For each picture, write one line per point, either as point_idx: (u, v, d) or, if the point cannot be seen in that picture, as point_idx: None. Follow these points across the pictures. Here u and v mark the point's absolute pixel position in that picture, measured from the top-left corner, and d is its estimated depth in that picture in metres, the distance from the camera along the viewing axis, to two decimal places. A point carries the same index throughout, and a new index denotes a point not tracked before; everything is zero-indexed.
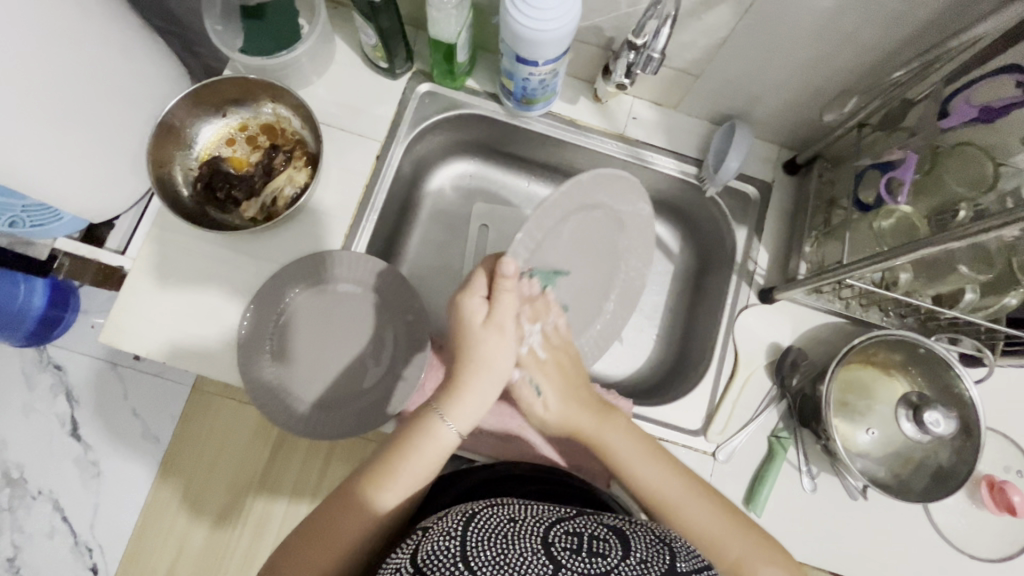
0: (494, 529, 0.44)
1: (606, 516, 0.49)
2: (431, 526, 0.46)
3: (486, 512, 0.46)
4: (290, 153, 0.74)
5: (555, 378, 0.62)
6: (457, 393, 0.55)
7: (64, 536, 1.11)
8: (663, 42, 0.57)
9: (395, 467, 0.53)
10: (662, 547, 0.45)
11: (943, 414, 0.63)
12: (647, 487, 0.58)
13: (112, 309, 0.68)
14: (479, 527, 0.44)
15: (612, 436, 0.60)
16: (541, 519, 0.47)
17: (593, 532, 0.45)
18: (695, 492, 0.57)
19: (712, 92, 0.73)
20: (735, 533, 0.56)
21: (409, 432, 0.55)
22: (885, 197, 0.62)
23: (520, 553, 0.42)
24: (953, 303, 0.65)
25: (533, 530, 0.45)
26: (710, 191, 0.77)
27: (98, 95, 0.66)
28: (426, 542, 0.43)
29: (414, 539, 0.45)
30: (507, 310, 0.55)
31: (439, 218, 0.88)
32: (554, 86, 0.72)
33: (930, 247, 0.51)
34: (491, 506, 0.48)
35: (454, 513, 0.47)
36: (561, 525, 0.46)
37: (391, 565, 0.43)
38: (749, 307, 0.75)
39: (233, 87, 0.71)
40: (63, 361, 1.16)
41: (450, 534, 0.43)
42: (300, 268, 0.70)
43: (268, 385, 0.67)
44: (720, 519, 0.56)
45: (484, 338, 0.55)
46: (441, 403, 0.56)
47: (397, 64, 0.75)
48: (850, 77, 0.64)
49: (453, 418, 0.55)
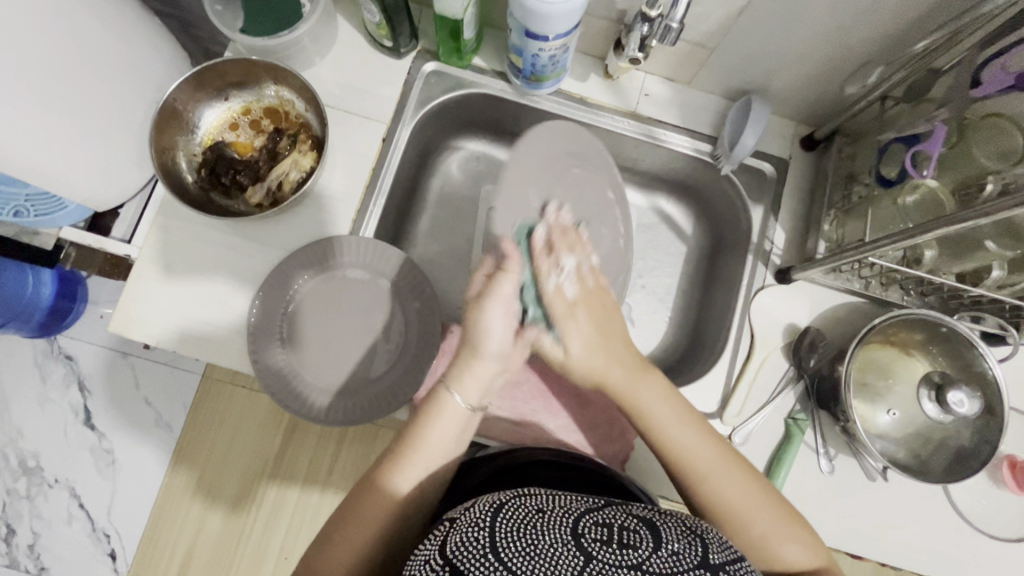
0: (522, 520, 0.43)
1: (636, 508, 0.48)
2: (458, 516, 0.46)
3: (513, 504, 0.45)
4: (294, 137, 0.73)
5: (585, 325, 0.59)
6: (454, 368, 0.57)
7: (82, 522, 1.12)
8: (684, 10, 0.55)
9: (413, 445, 0.54)
10: (695, 539, 0.44)
11: (967, 394, 0.62)
12: (674, 450, 0.56)
13: (121, 298, 0.68)
14: (508, 517, 0.43)
15: (643, 392, 0.58)
16: (569, 509, 0.45)
17: (622, 523, 0.44)
18: (727, 463, 0.55)
19: (728, 66, 0.71)
20: (763, 509, 0.53)
21: (421, 410, 0.57)
22: (911, 171, 0.60)
23: (549, 546, 0.41)
24: (978, 280, 0.63)
25: (562, 519, 0.44)
26: (724, 169, 0.75)
27: (97, 81, 0.64)
28: (455, 533, 0.43)
29: (442, 529, 0.45)
30: (501, 291, 0.56)
31: (448, 201, 0.86)
32: (565, 63, 0.70)
33: (958, 224, 0.49)
34: (519, 497, 0.47)
35: (482, 503, 0.46)
36: (589, 516, 0.44)
37: (420, 556, 0.43)
38: (766, 288, 0.74)
39: (235, 70, 0.69)
40: (74, 351, 1.17)
41: (479, 525, 0.43)
42: (306, 254, 0.69)
43: (280, 373, 0.67)
44: (745, 489, 0.54)
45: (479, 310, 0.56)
46: (449, 377, 0.57)
47: (402, 42, 0.73)
48: (873, 46, 0.61)
49: (457, 388, 0.57)
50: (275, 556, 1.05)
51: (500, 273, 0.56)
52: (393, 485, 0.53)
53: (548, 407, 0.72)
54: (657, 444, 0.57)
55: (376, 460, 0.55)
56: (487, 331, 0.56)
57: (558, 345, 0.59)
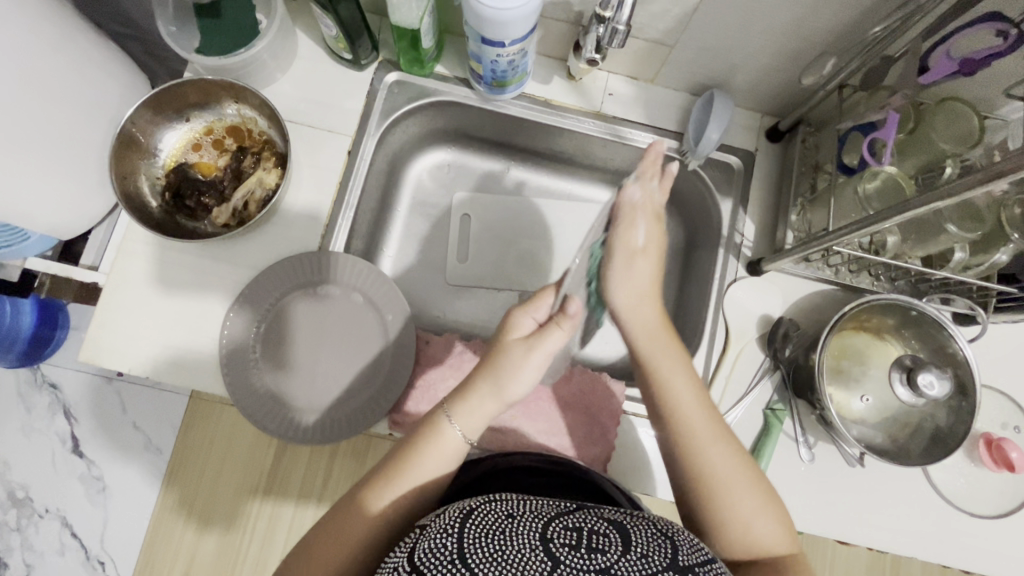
0: (490, 526, 0.43)
1: (607, 511, 0.48)
2: (429, 522, 0.46)
3: (482, 509, 0.45)
4: (258, 155, 0.72)
5: (653, 261, 0.57)
6: (466, 398, 0.55)
7: (75, 552, 1.11)
8: (628, 11, 0.55)
9: (405, 463, 0.54)
10: (664, 541, 0.44)
11: (936, 376, 0.62)
12: (682, 411, 0.55)
13: (91, 325, 0.67)
14: (476, 523, 0.44)
15: (658, 354, 0.57)
16: (541, 513, 0.46)
17: (593, 527, 0.44)
18: (727, 443, 0.54)
19: (689, 62, 0.71)
20: (748, 490, 0.52)
21: (418, 433, 0.55)
22: (870, 160, 0.60)
23: (516, 551, 0.41)
24: (944, 263, 0.64)
25: (531, 524, 0.44)
26: (692, 164, 0.76)
27: (54, 109, 0.63)
28: (424, 540, 0.43)
29: (413, 536, 0.45)
30: (546, 345, 0.54)
31: (420, 210, 0.86)
32: (525, 67, 0.70)
33: (911, 210, 0.50)
34: (489, 501, 0.47)
35: (453, 509, 0.46)
36: (560, 520, 0.45)
37: (389, 564, 0.43)
38: (738, 281, 0.74)
39: (194, 90, 0.68)
40: (57, 379, 1.15)
41: (448, 531, 0.43)
42: (289, 269, 0.69)
43: (257, 394, 0.67)
44: (740, 471, 0.53)
45: (524, 350, 0.55)
46: (448, 404, 0.56)
47: (362, 55, 0.72)
48: (827, 36, 0.62)
49: (458, 419, 0.55)
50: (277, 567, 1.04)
51: (552, 325, 0.55)
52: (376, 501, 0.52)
53: (527, 411, 0.72)
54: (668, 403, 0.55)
55: (366, 475, 0.55)
56: (519, 378, 0.55)
57: (628, 276, 0.56)
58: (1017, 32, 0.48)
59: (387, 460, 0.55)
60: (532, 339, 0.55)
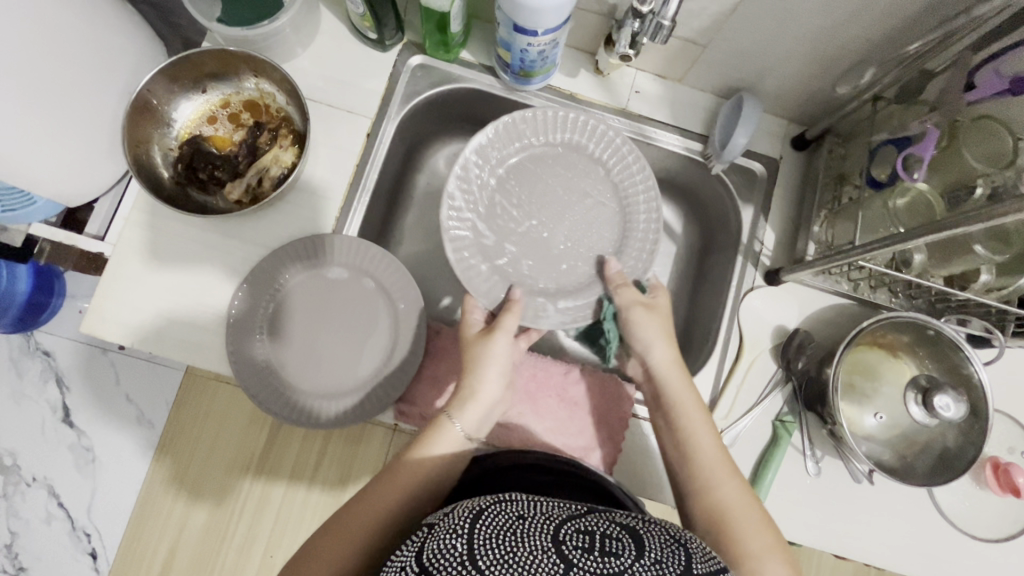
0: (501, 527, 0.42)
1: (619, 515, 0.47)
2: (437, 522, 0.45)
3: (493, 509, 0.44)
4: (275, 132, 0.70)
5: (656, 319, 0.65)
6: (460, 399, 0.61)
7: (61, 522, 1.10)
8: (676, 7, 0.53)
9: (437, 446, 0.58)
10: (678, 547, 0.43)
11: (953, 398, 0.62)
12: (697, 447, 0.58)
13: (95, 296, 0.65)
14: (487, 524, 0.43)
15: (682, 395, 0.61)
16: (551, 516, 0.45)
17: (605, 531, 0.43)
18: (741, 482, 0.56)
19: (720, 63, 0.70)
20: (760, 527, 0.53)
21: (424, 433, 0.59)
22: (902, 173, 0.59)
23: (528, 553, 0.40)
24: (966, 284, 0.63)
25: (543, 526, 0.43)
26: (716, 168, 0.74)
27: (65, 69, 0.61)
28: (432, 540, 0.42)
29: (420, 535, 0.44)
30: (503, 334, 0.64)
31: (435, 197, 0.84)
32: (555, 58, 0.68)
33: (949, 231, 0.49)
34: (499, 502, 0.46)
35: (461, 510, 0.45)
36: (571, 523, 0.44)
37: (395, 563, 0.42)
38: (755, 289, 0.73)
39: (213, 61, 0.66)
40: (50, 347, 1.13)
41: (457, 532, 0.42)
42: (288, 253, 0.67)
43: (259, 377, 0.65)
44: (750, 509, 0.54)
45: (481, 340, 0.64)
46: (451, 408, 0.60)
47: (387, 35, 0.70)
48: (867, 48, 0.61)
49: (462, 418, 0.59)
50: (262, 550, 1.04)
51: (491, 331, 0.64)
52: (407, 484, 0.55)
53: (535, 409, 0.70)
54: (684, 447, 0.59)
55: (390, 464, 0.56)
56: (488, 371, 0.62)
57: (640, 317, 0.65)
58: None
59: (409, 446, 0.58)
60: (481, 339, 0.63)
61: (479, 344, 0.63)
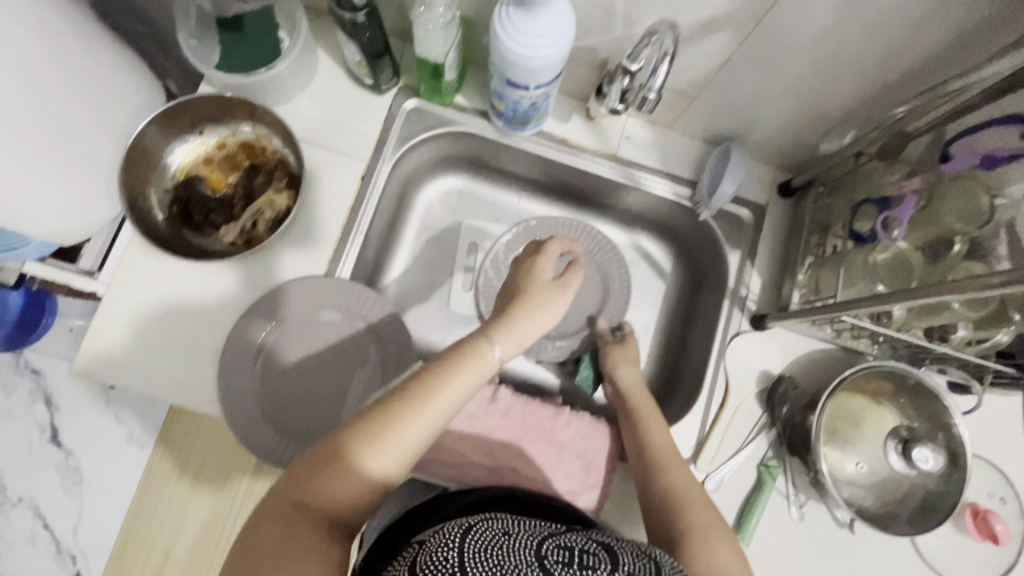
0: (489, 542, 0.43)
1: (598, 534, 0.49)
2: (426, 539, 0.46)
3: (481, 526, 0.46)
4: (270, 174, 0.71)
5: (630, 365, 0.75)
6: (509, 328, 0.56)
7: (46, 543, 1.09)
8: (662, 80, 0.55)
9: (422, 410, 0.47)
10: (651, 562, 0.45)
11: (932, 451, 0.64)
12: (652, 441, 0.66)
13: (87, 336, 0.66)
14: (475, 538, 0.44)
15: (638, 402, 0.71)
16: (534, 535, 0.46)
17: (584, 547, 0.45)
18: (687, 469, 0.63)
19: (709, 114, 0.71)
20: (704, 505, 0.58)
21: (450, 356, 0.51)
22: (881, 235, 0.61)
23: (512, 563, 0.41)
24: (945, 335, 0.63)
25: (526, 543, 0.44)
26: (703, 214, 0.76)
27: (65, 113, 0.62)
28: (423, 554, 0.43)
29: (410, 552, 0.44)
30: (567, 295, 0.61)
31: (428, 234, 0.85)
32: (546, 108, 0.69)
33: (926, 296, 0.50)
34: (485, 520, 0.47)
35: (450, 526, 0.46)
36: (553, 540, 0.45)
37: None
38: (742, 334, 0.74)
39: (210, 106, 0.68)
40: (41, 365, 1.13)
41: (447, 544, 0.43)
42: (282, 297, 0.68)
43: (249, 422, 0.65)
44: (699, 491, 0.60)
45: (548, 289, 0.61)
46: (493, 333, 0.55)
47: (383, 80, 0.72)
48: (850, 106, 0.63)
49: (501, 344, 0.54)
50: None
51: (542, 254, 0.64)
52: (366, 465, 0.45)
53: (523, 453, 0.70)
54: (641, 443, 0.66)
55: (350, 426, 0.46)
56: (539, 318, 0.59)
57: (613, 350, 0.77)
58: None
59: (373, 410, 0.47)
60: (553, 287, 0.61)
61: (524, 266, 0.64)
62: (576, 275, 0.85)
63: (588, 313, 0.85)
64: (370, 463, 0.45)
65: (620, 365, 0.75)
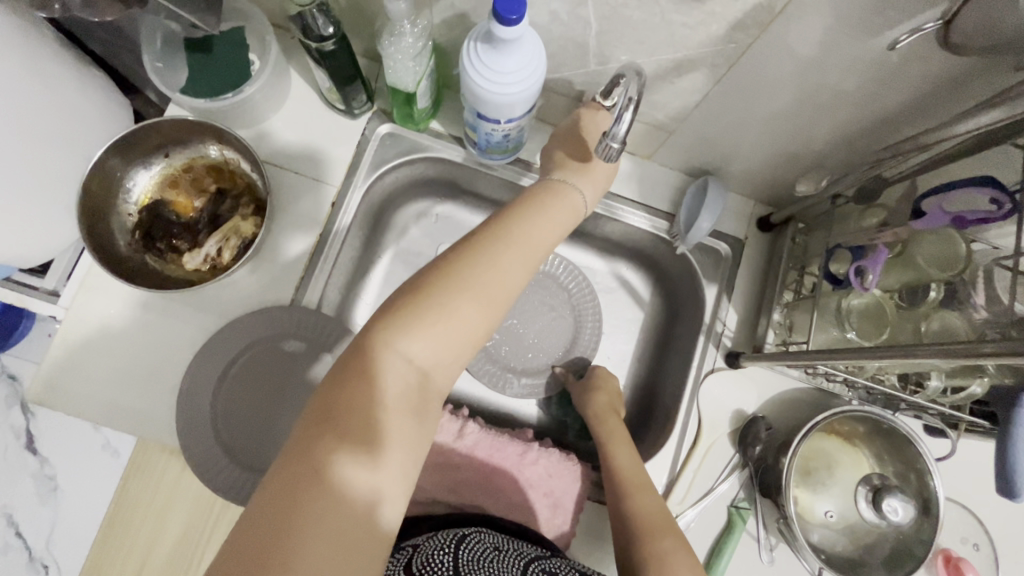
0: (481, 552, 0.51)
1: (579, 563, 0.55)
2: (421, 543, 0.53)
3: (474, 537, 0.54)
4: (237, 200, 0.70)
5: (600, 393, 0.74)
6: (584, 172, 0.61)
7: (18, 552, 1.07)
8: (626, 128, 0.49)
9: (470, 291, 0.46)
10: None
11: (901, 502, 0.62)
12: (619, 466, 0.64)
13: (44, 364, 0.65)
14: (468, 547, 0.51)
15: (610, 426, 0.70)
16: (523, 554, 0.54)
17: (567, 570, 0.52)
18: (656, 496, 0.61)
19: (687, 148, 0.70)
20: (669, 534, 0.56)
21: (529, 206, 0.55)
22: (855, 284, 0.58)
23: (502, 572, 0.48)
24: (921, 384, 0.63)
25: (515, 560, 0.51)
26: (680, 248, 0.75)
27: (26, 137, 0.60)
28: (420, 553, 0.49)
29: (407, 551, 0.51)
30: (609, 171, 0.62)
31: (404, 258, 0.83)
32: (521, 139, 0.68)
33: (893, 355, 0.49)
34: (479, 533, 0.56)
35: (446, 534, 0.53)
36: (539, 562, 0.52)
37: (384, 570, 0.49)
38: (716, 371, 0.73)
39: (175, 130, 0.66)
40: (16, 371, 1.11)
41: (443, 549, 0.50)
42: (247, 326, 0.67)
43: (209, 453, 0.64)
44: (664, 517, 0.58)
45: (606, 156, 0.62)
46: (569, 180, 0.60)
47: (356, 105, 0.70)
48: (828, 147, 0.61)
49: (582, 189, 0.60)
50: None
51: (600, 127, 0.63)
52: (399, 347, 0.44)
53: (488, 491, 0.69)
54: (611, 467, 0.65)
55: (393, 298, 0.45)
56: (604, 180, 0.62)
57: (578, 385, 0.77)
58: (1010, 204, 0.47)
59: (425, 277, 0.46)
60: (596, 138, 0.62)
61: (572, 127, 0.64)
62: (551, 305, 0.85)
63: (563, 343, 0.85)
64: (404, 348, 0.44)
65: (587, 393, 0.75)
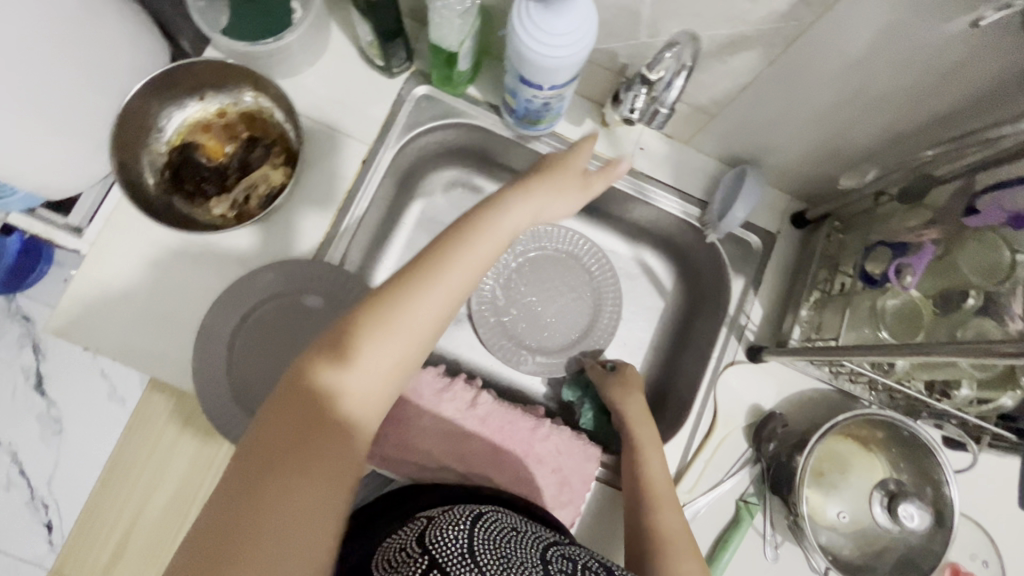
0: (498, 532, 0.50)
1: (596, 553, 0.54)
2: (436, 515, 0.52)
3: (491, 515, 0.52)
4: (269, 148, 0.69)
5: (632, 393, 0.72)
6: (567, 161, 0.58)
7: (19, 490, 1.08)
8: (676, 96, 0.57)
9: (432, 288, 0.46)
10: None
11: (917, 508, 0.62)
12: (646, 477, 0.63)
13: (64, 296, 0.65)
14: (485, 526, 0.49)
15: (640, 430, 0.67)
16: (539, 538, 0.52)
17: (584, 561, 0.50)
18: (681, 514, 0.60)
19: (728, 134, 0.69)
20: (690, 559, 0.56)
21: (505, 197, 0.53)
22: (894, 280, 0.57)
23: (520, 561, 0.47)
24: (947, 392, 0.61)
25: (532, 546, 0.50)
26: (711, 237, 0.73)
27: (64, 67, 0.60)
28: (435, 528, 0.48)
29: (421, 523, 0.50)
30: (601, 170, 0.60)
31: (428, 225, 0.82)
32: (560, 110, 0.67)
33: (929, 355, 0.47)
34: (497, 512, 0.54)
35: (462, 509, 0.52)
36: (556, 548, 0.51)
37: (397, 542, 0.48)
38: (735, 364, 0.72)
39: (212, 73, 0.65)
40: (32, 312, 1.11)
41: (459, 526, 0.48)
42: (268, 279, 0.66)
43: (221, 401, 0.64)
44: (687, 540, 0.58)
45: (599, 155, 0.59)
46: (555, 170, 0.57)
47: (395, 63, 0.69)
48: (875, 142, 0.60)
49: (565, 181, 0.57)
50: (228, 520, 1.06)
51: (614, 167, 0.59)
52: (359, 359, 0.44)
53: (496, 462, 0.68)
54: (638, 474, 0.63)
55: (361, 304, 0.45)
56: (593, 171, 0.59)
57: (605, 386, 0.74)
58: None
59: (392, 280, 0.46)
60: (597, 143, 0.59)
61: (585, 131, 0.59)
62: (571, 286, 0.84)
63: (580, 325, 0.83)
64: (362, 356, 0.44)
65: (620, 393, 0.72)
